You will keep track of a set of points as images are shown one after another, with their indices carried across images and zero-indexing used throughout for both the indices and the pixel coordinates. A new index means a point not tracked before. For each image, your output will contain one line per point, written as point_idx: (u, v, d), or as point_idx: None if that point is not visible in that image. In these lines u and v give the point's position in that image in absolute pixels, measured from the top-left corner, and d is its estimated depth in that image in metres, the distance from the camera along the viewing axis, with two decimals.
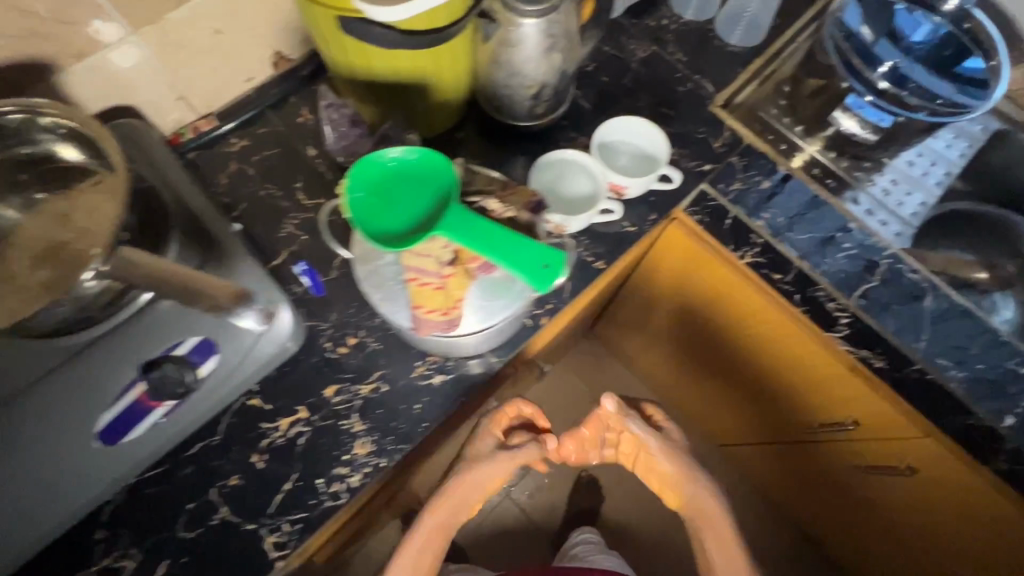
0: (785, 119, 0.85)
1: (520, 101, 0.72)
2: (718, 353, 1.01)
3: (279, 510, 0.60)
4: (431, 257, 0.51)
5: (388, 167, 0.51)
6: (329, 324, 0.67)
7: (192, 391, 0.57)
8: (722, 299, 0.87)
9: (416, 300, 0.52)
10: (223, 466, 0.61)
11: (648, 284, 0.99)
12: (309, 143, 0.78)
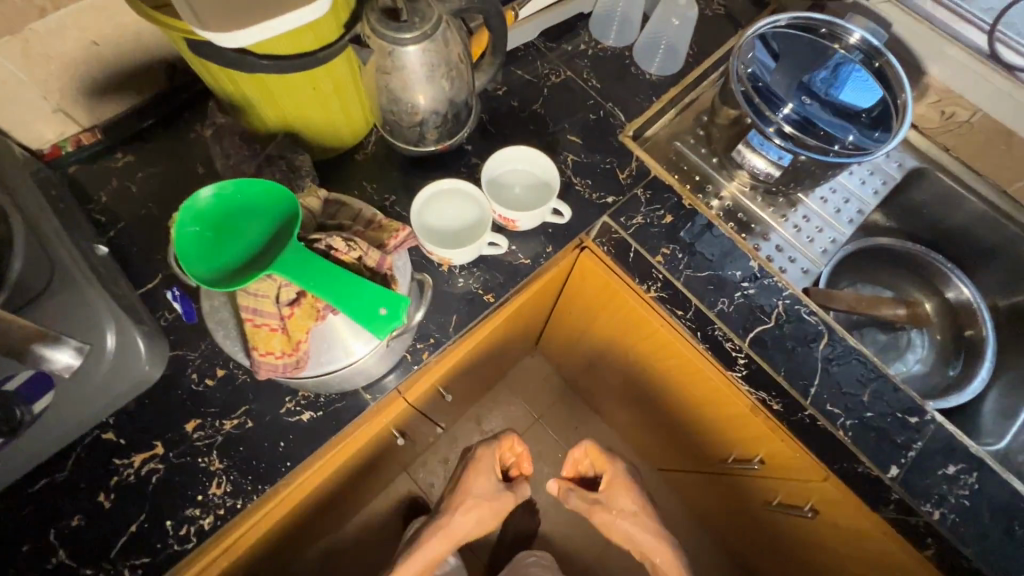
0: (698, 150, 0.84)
1: (410, 123, 0.69)
2: (638, 376, 0.99)
3: (122, 553, 0.57)
4: (268, 297, 0.49)
5: (230, 199, 0.49)
6: (198, 354, 0.64)
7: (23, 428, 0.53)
8: (631, 326, 0.85)
9: (254, 342, 0.50)
10: (68, 505, 0.58)
11: (570, 304, 0.97)
12: (199, 161, 0.75)
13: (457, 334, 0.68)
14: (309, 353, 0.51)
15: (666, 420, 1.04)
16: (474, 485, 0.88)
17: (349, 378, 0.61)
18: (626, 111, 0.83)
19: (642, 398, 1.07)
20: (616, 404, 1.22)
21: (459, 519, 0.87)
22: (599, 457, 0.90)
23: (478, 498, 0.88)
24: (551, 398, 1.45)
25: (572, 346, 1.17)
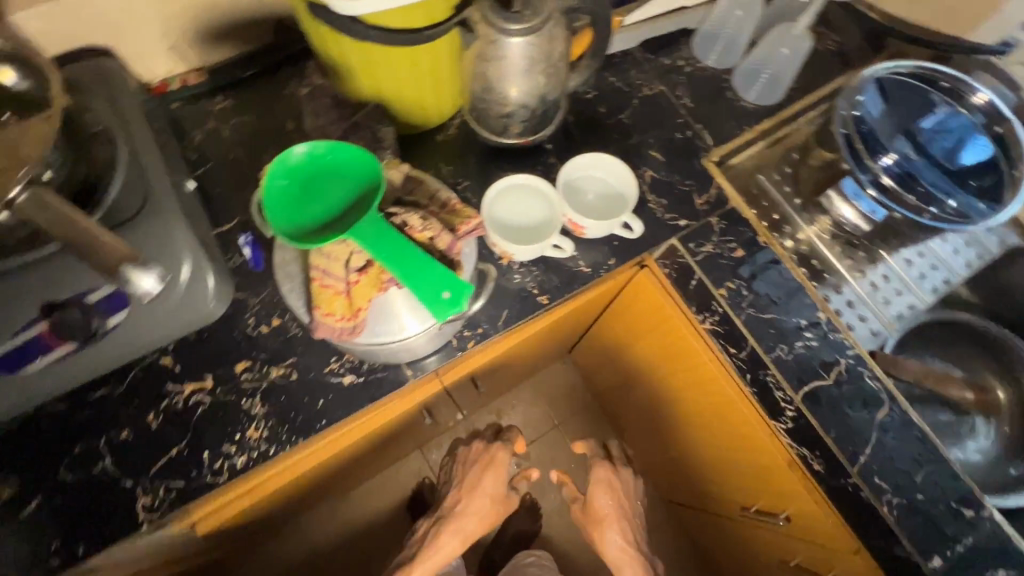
0: (784, 188, 0.80)
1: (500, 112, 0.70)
2: (670, 405, 0.98)
3: (160, 474, 0.60)
4: (338, 260, 0.50)
5: (321, 160, 0.50)
6: (258, 301, 0.67)
7: (101, 337, 0.57)
8: (676, 353, 0.83)
9: (317, 301, 0.51)
10: (120, 419, 0.62)
11: (614, 319, 0.96)
12: (290, 117, 0.77)
13: (505, 329, 0.68)
14: (367, 322, 0.52)
15: (689, 455, 1.03)
16: (485, 481, 0.96)
17: (395, 352, 0.62)
18: (715, 136, 0.80)
19: (669, 429, 1.05)
20: (637, 421, 1.21)
21: (472, 501, 0.95)
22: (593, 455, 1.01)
23: (486, 494, 0.95)
24: (575, 407, 1.44)
25: (607, 362, 1.16)
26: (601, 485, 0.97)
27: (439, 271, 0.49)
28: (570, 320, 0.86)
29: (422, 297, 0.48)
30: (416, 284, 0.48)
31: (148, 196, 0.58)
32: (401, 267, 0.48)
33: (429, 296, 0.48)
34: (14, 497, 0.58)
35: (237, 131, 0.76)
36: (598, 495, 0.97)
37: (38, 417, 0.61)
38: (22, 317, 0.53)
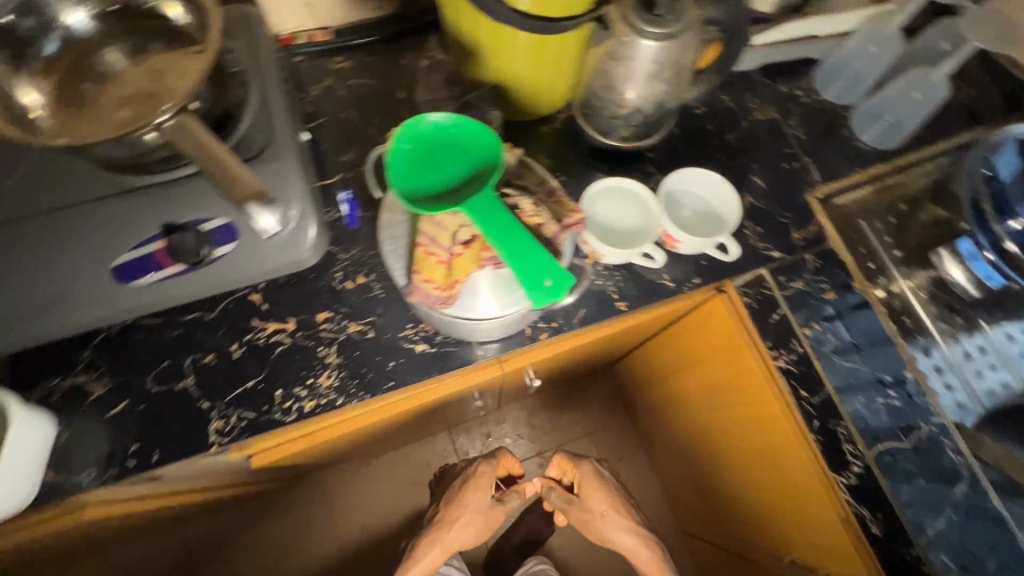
0: (888, 237, 0.77)
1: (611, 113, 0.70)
2: (715, 438, 0.96)
3: (234, 402, 0.63)
4: (446, 229, 0.51)
5: (444, 132, 0.52)
6: (348, 257, 0.69)
7: (206, 264, 0.60)
8: (733, 386, 0.81)
9: (418, 265, 0.52)
10: (207, 343, 0.65)
11: (672, 339, 0.95)
12: (402, 86, 0.79)
13: (578, 328, 0.68)
14: (459, 295, 0.53)
15: (723, 495, 1.00)
16: (471, 502, 0.98)
17: (471, 330, 0.63)
18: (823, 172, 0.77)
19: (707, 461, 1.03)
20: (669, 441, 1.18)
21: (458, 527, 0.97)
22: (571, 463, 1.02)
23: (473, 513, 0.97)
24: (607, 421, 1.43)
25: (653, 383, 1.15)
26: (590, 487, 0.99)
27: (542, 258, 0.49)
28: (627, 332, 0.85)
29: (525, 282, 0.49)
30: (521, 268, 0.48)
31: (270, 140, 0.61)
32: (509, 248, 0.49)
33: (532, 282, 0.48)
34: (101, 397, 0.62)
35: (352, 92, 0.79)
36: (590, 498, 0.98)
37: (134, 327, 0.65)
38: (145, 232, 0.59)
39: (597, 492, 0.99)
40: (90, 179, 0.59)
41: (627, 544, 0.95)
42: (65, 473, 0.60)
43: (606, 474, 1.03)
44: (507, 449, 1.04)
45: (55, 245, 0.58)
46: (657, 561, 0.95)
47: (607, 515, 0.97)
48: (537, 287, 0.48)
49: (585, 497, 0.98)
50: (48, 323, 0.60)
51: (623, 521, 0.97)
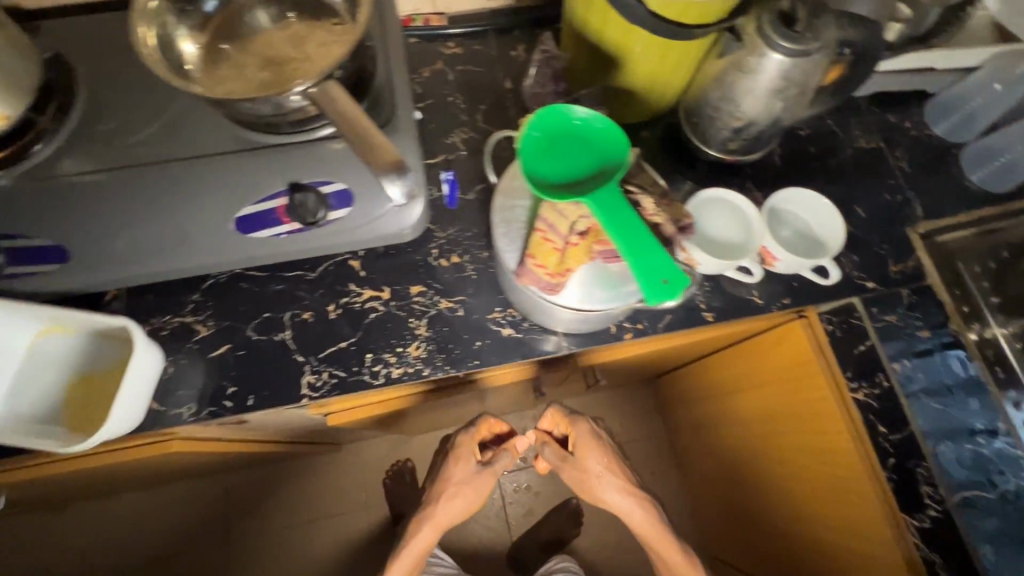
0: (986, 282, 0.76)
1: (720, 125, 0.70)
2: (766, 463, 0.95)
3: (327, 359, 0.65)
4: (565, 218, 0.52)
5: (573, 124, 0.53)
6: (444, 236, 0.71)
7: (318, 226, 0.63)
8: (798, 410, 0.80)
9: (533, 250, 0.53)
10: (305, 301, 0.68)
11: (733, 357, 0.94)
12: (509, 77, 0.81)
13: (663, 332, 0.68)
14: (565, 283, 0.56)
15: (765, 520, 1.00)
16: (455, 474, 0.92)
17: (561, 320, 0.64)
18: (926, 208, 0.76)
19: (752, 485, 1.03)
20: (713, 455, 1.16)
21: (447, 503, 0.92)
22: (566, 419, 0.92)
23: (458, 484, 0.92)
24: (640, 429, 1.44)
25: (703, 400, 1.14)
26: (586, 448, 0.89)
27: (660, 258, 0.49)
28: (696, 344, 0.85)
29: (640, 279, 0.49)
30: (638, 265, 0.49)
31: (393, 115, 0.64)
32: (628, 244, 0.49)
33: (649, 281, 0.49)
34: (205, 338, 0.66)
35: (460, 78, 0.81)
36: (587, 460, 0.89)
37: (240, 278, 0.69)
38: (271, 188, 0.61)
39: (592, 453, 0.89)
40: (223, 133, 0.63)
41: (621, 505, 0.89)
42: (168, 405, 0.64)
43: (599, 433, 0.93)
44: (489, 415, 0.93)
45: (184, 190, 0.61)
46: (655, 522, 0.89)
47: (603, 474, 0.89)
48: (654, 285, 0.49)
49: (580, 458, 0.90)
50: (169, 263, 0.63)
51: (620, 483, 0.90)
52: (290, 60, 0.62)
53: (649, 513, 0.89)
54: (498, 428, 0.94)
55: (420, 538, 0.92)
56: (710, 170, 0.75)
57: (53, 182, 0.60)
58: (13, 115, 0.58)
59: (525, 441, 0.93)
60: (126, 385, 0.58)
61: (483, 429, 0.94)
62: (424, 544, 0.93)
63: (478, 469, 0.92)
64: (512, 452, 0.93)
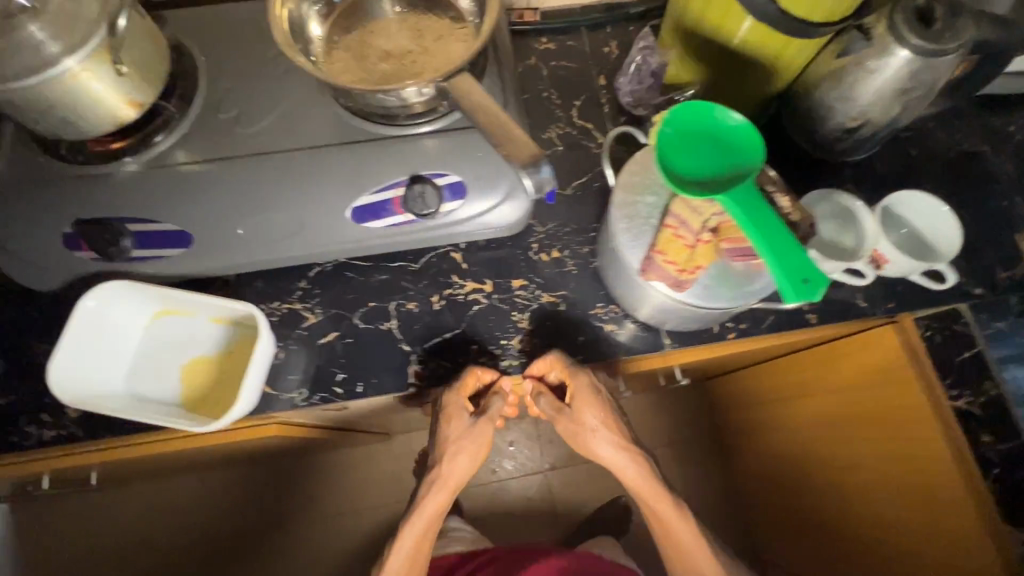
0: None
1: (829, 129, 0.69)
2: (820, 470, 0.95)
3: (432, 350, 0.66)
4: (698, 214, 0.52)
5: (712, 125, 0.52)
6: (543, 230, 0.71)
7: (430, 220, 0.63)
8: (879, 414, 0.77)
9: (662, 247, 0.54)
10: (410, 292, 0.69)
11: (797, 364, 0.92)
12: (604, 73, 0.81)
13: (767, 333, 0.67)
14: (689, 280, 0.55)
15: (815, 524, 0.99)
16: (449, 431, 0.69)
17: (668, 318, 0.64)
18: None
19: (802, 489, 1.03)
20: (767, 455, 1.14)
21: (450, 466, 0.71)
22: (566, 371, 0.65)
23: (459, 443, 0.70)
24: (688, 436, 1.39)
25: (750, 406, 1.15)
26: (582, 403, 0.67)
27: (801, 261, 0.49)
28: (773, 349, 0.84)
29: (782, 287, 0.49)
30: (780, 268, 0.49)
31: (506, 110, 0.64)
32: (770, 245, 0.49)
33: (793, 287, 0.49)
34: (314, 326, 0.67)
35: (555, 74, 0.81)
36: (583, 414, 0.69)
37: (344, 268, 0.70)
38: (390, 178, 0.62)
39: (590, 407, 0.68)
40: (339, 125, 0.64)
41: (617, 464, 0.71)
42: (280, 390, 0.65)
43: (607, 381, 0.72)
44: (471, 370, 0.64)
45: (303, 179, 0.62)
46: (660, 488, 0.71)
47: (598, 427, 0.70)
48: (800, 292, 0.49)
49: (577, 414, 0.69)
50: (282, 251, 0.64)
51: (616, 438, 0.71)
52: (409, 53, 0.62)
53: (642, 468, 0.71)
54: (486, 377, 0.65)
55: (409, 537, 0.70)
56: (813, 170, 0.74)
57: (181, 169, 0.62)
58: (145, 102, 0.59)
59: (512, 381, 0.67)
60: (257, 354, 0.60)
61: (467, 385, 0.65)
62: (414, 548, 0.71)
63: (470, 426, 0.68)
64: (502, 395, 0.68)
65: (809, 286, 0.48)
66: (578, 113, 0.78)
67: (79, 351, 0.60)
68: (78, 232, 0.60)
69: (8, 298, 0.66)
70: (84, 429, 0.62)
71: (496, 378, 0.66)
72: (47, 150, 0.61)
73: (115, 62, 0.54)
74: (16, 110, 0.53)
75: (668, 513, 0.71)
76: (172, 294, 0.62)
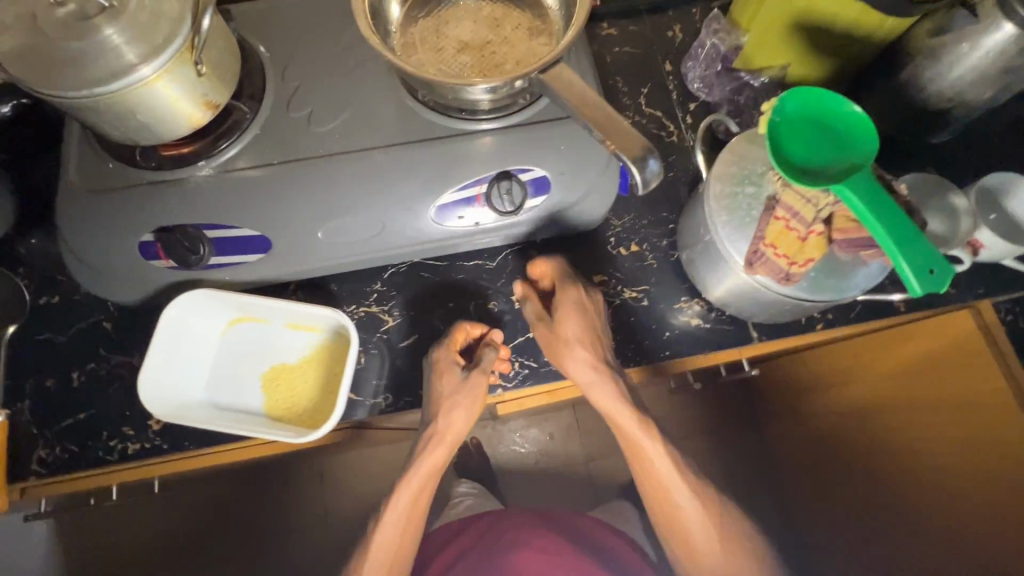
0: None
1: (916, 111, 0.66)
2: (851, 456, 0.91)
3: (517, 350, 0.66)
4: (812, 204, 0.50)
5: (828, 109, 0.51)
6: (620, 224, 0.70)
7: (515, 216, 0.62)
8: (942, 401, 0.74)
9: (768, 236, 0.53)
10: (490, 292, 0.68)
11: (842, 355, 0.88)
12: (669, 59, 0.78)
13: (854, 323, 0.66)
14: (799, 272, 0.53)
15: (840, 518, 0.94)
16: (438, 392, 0.63)
17: (759, 312, 0.62)
18: None
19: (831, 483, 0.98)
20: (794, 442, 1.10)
21: (445, 425, 0.65)
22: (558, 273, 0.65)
23: (454, 404, 0.63)
24: (729, 432, 1.31)
25: (782, 395, 1.11)
26: (568, 314, 0.62)
27: (922, 249, 0.47)
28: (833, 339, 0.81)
29: (904, 277, 0.48)
30: (901, 257, 0.47)
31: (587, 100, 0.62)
32: (891, 234, 0.47)
33: (917, 277, 0.47)
34: (394, 329, 0.67)
35: (619, 61, 0.78)
36: (564, 324, 0.62)
37: (418, 268, 0.68)
38: (473, 175, 0.60)
39: (573, 319, 0.62)
40: (415, 121, 0.61)
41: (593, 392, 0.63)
42: (365, 395, 0.65)
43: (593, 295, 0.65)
44: (463, 325, 0.64)
45: (384, 179, 0.60)
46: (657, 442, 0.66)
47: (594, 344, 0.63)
48: (926, 282, 0.47)
49: (558, 323, 0.62)
50: (364, 253, 0.63)
51: (601, 369, 0.62)
52: (489, 43, 0.60)
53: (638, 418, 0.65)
54: (475, 332, 0.65)
55: (406, 494, 0.68)
56: (892, 153, 0.72)
57: (257, 172, 0.59)
58: (218, 104, 0.56)
59: (502, 335, 0.65)
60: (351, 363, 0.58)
61: (457, 339, 0.64)
62: (412, 504, 0.68)
63: (464, 381, 0.62)
64: (496, 347, 0.63)
65: (934, 276, 0.47)
66: (645, 102, 0.76)
67: (160, 364, 0.58)
68: (156, 241, 0.58)
69: (81, 310, 0.65)
70: (169, 441, 0.61)
71: (487, 332, 0.65)
72: (117, 157, 0.59)
73: (195, 62, 0.51)
74: (95, 116, 0.51)
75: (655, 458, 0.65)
76: (253, 302, 0.61)
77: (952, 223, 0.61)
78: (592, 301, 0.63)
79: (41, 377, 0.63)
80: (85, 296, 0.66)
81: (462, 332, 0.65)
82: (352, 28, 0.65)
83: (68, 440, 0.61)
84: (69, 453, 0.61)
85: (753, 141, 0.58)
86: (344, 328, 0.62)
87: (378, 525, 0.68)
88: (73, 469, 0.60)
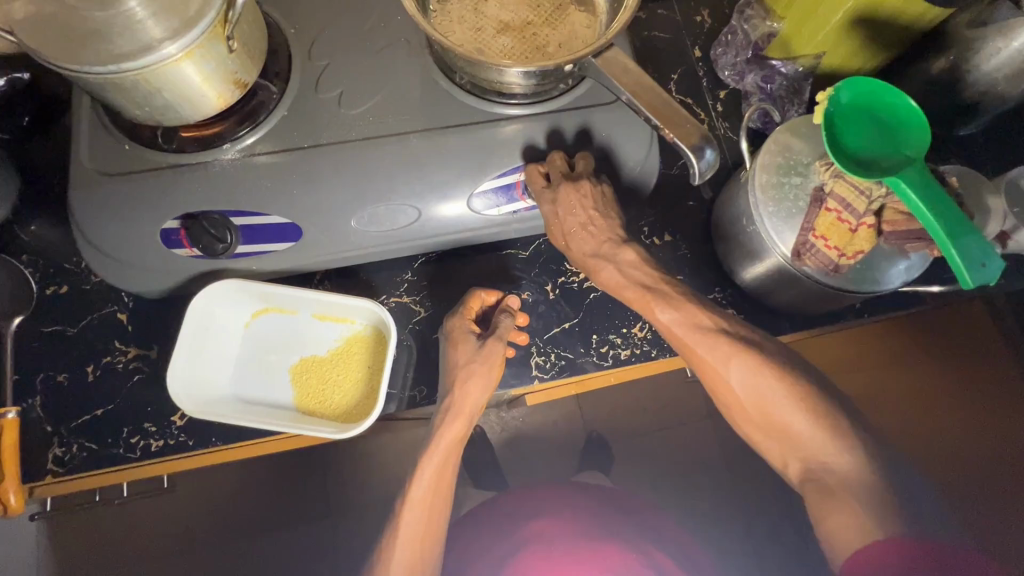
0: None
1: (948, 106, 0.67)
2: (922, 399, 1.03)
3: (553, 341, 0.65)
4: (865, 196, 0.53)
5: (872, 104, 0.53)
6: (652, 214, 0.69)
7: None
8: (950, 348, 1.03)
9: (818, 226, 0.53)
10: (523, 282, 0.67)
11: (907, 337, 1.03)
12: (699, 45, 0.77)
13: (884, 311, 0.66)
14: (847, 263, 0.53)
15: None
16: (455, 361, 0.60)
17: (802, 306, 0.62)
18: None
19: None
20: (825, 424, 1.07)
21: (463, 394, 0.59)
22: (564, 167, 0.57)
23: (472, 369, 0.59)
24: None
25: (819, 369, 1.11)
26: (565, 201, 0.57)
27: (974, 239, 0.47)
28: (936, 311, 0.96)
29: (959, 279, 0.47)
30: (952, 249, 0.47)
31: None
32: (945, 227, 0.47)
33: (970, 272, 0.46)
34: (425, 319, 0.65)
35: (649, 48, 0.77)
36: (561, 215, 0.58)
37: (450, 261, 0.67)
38: (512, 163, 0.58)
39: (571, 208, 0.57)
40: (450, 103, 0.58)
41: (614, 283, 0.59)
42: (397, 388, 0.63)
43: (578, 172, 0.58)
44: (479, 290, 0.63)
45: (419, 165, 0.57)
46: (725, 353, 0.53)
47: (588, 225, 0.59)
48: (982, 277, 0.46)
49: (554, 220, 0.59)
50: (403, 242, 0.61)
51: (618, 268, 0.59)
52: (529, 24, 0.58)
53: (673, 312, 0.56)
54: (491, 299, 0.63)
55: (425, 477, 0.60)
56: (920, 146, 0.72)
57: (288, 156, 0.56)
58: (240, 86, 0.53)
59: (517, 301, 0.63)
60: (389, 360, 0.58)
61: (473, 307, 0.63)
62: (432, 492, 0.60)
63: (479, 349, 0.60)
64: (512, 315, 0.62)
65: (989, 267, 0.47)
66: (677, 88, 0.75)
67: (180, 364, 0.56)
68: (180, 228, 0.55)
69: (96, 302, 0.62)
70: (194, 437, 0.59)
71: (502, 300, 0.64)
72: (134, 137, 0.55)
73: (227, 38, 0.48)
74: (118, 95, 0.47)
75: (707, 352, 0.54)
76: (282, 293, 0.58)
77: (978, 217, 0.57)
78: (583, 188, 0.57)
79: (52, 372, 0.60)
80: (97, 286, 0.63)
81: (477, 299, 0.63)
82: (382, 6, 0.62)
83: (84, 438, 0.58)
84: (87, 451, 0.58)
85: (796, 130, 0.58)
86: (379, 321, 0.61)
87: (403, 510, 0.59)
88: (91, 468, 0.57)
